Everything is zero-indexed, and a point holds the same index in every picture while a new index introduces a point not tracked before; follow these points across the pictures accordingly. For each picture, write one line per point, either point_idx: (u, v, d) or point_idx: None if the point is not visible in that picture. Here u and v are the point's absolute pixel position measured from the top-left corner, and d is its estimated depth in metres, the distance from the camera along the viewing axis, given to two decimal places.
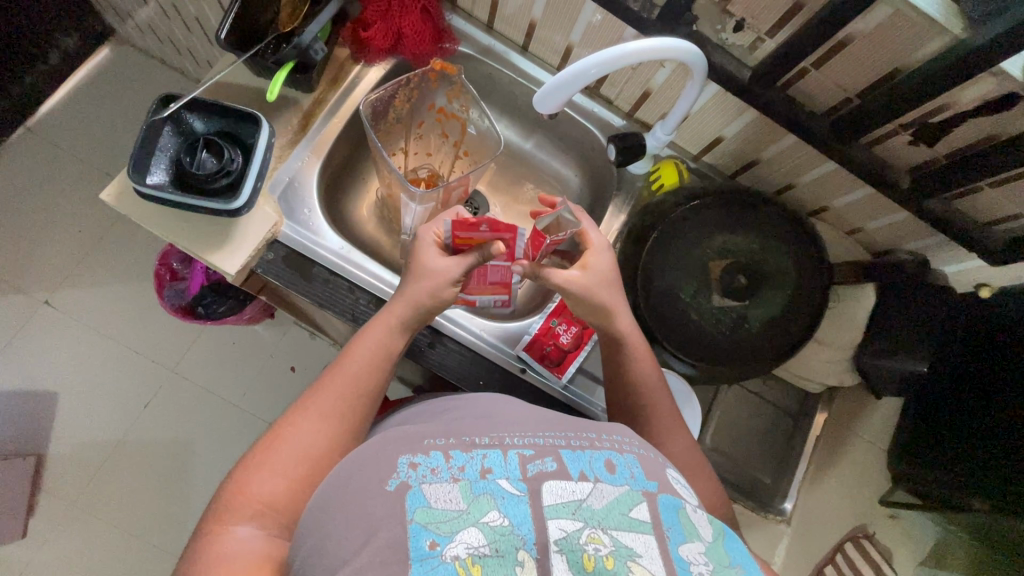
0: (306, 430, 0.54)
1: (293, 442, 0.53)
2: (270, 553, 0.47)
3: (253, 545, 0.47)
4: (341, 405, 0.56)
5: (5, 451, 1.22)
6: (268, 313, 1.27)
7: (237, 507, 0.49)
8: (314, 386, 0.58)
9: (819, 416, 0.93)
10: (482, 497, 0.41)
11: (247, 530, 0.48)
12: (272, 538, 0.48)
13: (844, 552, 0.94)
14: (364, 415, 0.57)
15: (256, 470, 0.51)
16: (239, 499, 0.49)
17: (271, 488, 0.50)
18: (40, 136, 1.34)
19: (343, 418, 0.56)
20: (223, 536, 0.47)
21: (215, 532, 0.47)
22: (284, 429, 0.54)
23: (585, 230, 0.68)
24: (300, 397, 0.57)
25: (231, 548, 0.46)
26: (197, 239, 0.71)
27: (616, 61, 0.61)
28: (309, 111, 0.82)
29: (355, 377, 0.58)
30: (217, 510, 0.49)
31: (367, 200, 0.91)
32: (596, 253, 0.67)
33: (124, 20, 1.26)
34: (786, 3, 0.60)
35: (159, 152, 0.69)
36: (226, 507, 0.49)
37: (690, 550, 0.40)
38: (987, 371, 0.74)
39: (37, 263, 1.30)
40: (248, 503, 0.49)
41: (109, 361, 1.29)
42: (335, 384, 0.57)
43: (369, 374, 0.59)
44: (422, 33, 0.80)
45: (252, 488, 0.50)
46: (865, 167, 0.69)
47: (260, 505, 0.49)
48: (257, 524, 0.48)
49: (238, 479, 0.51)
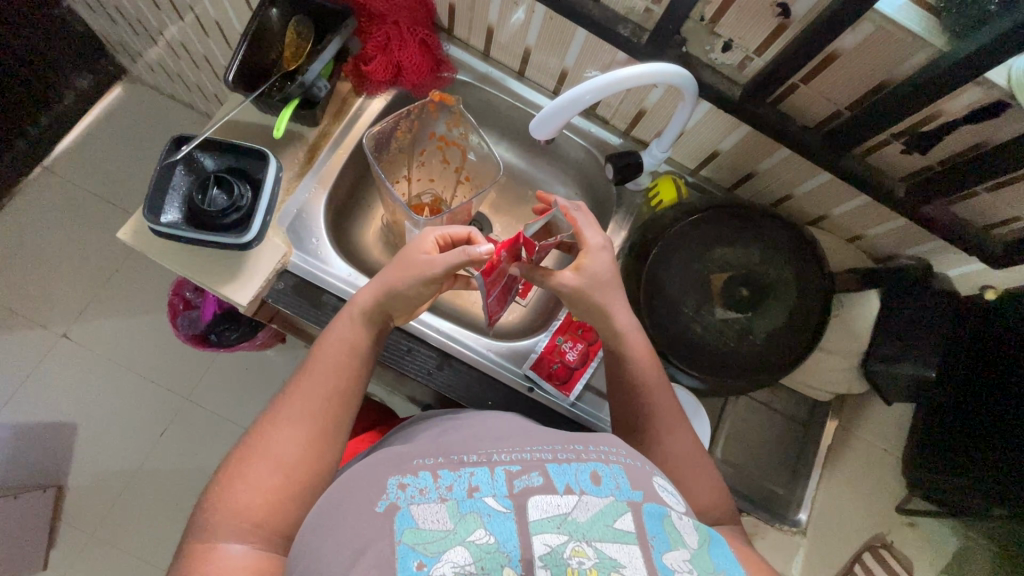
0: (279, 439, 0.54)
1: (279, 453, 0.53)
2: (260, 567, 0.48)
3: (247, 560, 0.48)
4: (313, 414, 0.56)
5: (26, 484, 1.24)
6: (280, 338, 1.30)
7: (221, 524, 0.49)
8: (282, 396, 0.58)
9: (829, 424, 0.93)
10: (469, 516, 0.42)
11: (238, 544, 0.48)
12: (267, 550, 0.49)
13: (862, 562, 0.92)
14: (343, 421, 0.58)
15: (239, 482, 0.51)
16: (225, 512, 0.49)
17: (266, 504, 0.50)
18: (55, 174, 1.39)
19: (316, 424, 0.56)
20: (210, 553, 0.47)
21: (203, 548, 0.48)
22: (266, 436, 0.54)
23: (580, 230, 0.68)
24: (269, 409, 0.57)
25: (224, 563, 0.47)
26: (208, 269, 0.73)
27: (607, 87, 0.63)
28: (315, 143, 0.84)
29: (336, 388, 0.58)
30: (205, 525, 0.49)
31: (373, 226, 0.94)
32: (594, 254, 0.67)
33: (135, 59, 1.31)
34: (772, 23, 0.61)
35: (172, 191, 0.72)
36: (210, 520, 0.49)
37: (675, 557, 0.41)
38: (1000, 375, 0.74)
39: (55, 298, 1.33)
40: (236, 517, 0.49)
41: (125, 391, 1.31)
42: (314, 391, 0.57)
43: (341, 382, 0.59)
44: (421, 64, 0.83)
45: (232, 503, 0.50)
46: (858, 175, 0.70)
47: (252, 519, 0.49)
48: (246, 538, 0.49)
49: (218, 493, 0.51)
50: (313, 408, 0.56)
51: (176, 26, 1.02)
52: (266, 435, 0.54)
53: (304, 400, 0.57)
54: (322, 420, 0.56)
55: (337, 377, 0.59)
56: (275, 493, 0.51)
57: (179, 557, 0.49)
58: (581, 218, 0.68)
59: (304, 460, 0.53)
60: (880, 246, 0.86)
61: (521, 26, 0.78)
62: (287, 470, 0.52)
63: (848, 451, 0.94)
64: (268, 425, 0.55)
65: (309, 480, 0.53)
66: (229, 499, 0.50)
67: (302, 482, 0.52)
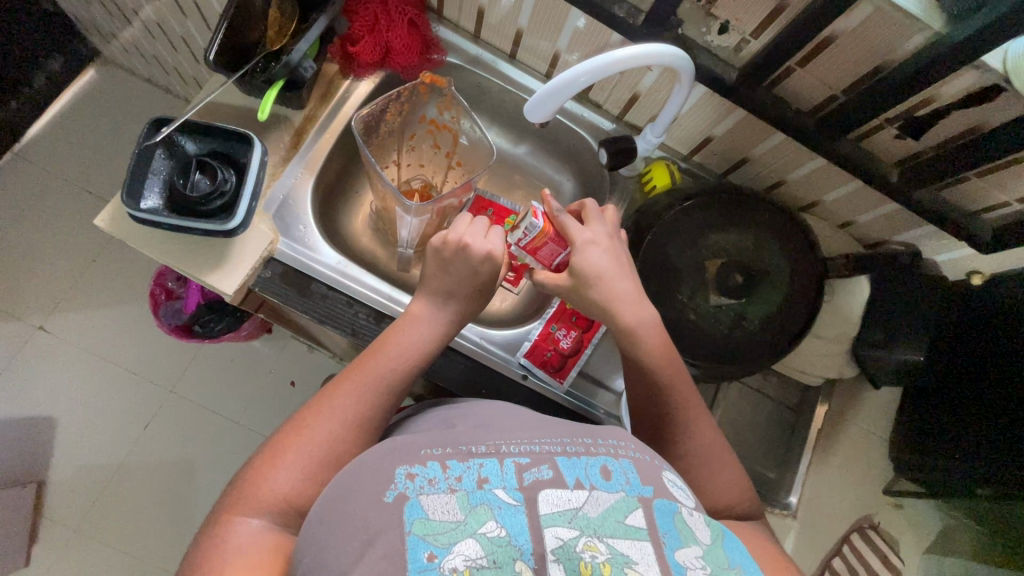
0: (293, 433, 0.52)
1: (309, 432, 0.52)
2: (279, 547, 0.47)
3: (259, 530, 0.47)
4: (355, 406, 0.55)
5: (6, 481, 1.21)
6: (266, 328, 1.27)
7: (250, 498, 0.49)
8: (322, 394, 0.56)
9: (819, 410, 0.95)
10: (479, 508, 0.41)
11: (256, 520, 0.48)
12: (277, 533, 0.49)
13: (851, 544, 0.93)
14: (375, 425, 0.55)
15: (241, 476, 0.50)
16: (249, 490, 0.49)
17: (283, 483, 0.49)
18: (28, 161, 1.34)
19: (346, 420, 0.54)
20: (234, 526, 0.47)
21: (221, 522, 0.48)
22: (301, 416, 0.54)
23: (567, 228, 0.65)
24: (310, 401, 0.55)
25: (241, 535, 0.46)
26: (192, 258, 0.71)
27: (604, 69, 0.61)
28: (301, 128, 0.82)
29: (380, 379, 0.57)
30: (233, 499, 0.49)
31: (362, 213, 0.92)
32: (582, 252, 0.65)
33: (110, 41, 1.26)
34: (769, 5, 0.60)
35: (152, 176, 0.69)
36: (235, 494, 0.49)
37: (687, 554, 0.41)
38: (984, 360, 0.75)
39: (30, 289, 1.29)
40: (262, 495, 0.49)
41: (106, 383, 1.28)
42: (364, 381, 0.56)
43: (388, 375, 0.57)
44: (411, 46, 0.81)
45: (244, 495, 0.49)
46: (853, 161, 0.70)
47: (269, 497, 0.49)
48: (264, 513, 0.48)
49: (254, 471, 0.50)
50: (354, 403, 0.54)
51: (153, 6, 0.98)
52: (303, 420, 0.53)
53: (354, 391, 0.55)
54: (359, 413, 0.55)
55: (385, 369, 0.57)
56: (288, 473, 0.50)
57: (200, 529, 0.49)
58: (568, 223, 0.65)
59: (317, 443, 0.52)
60: (870, 232, 0.86)
61: (513, 8, 0.76)
62: (305, 453, 0.51)
63: (837, 435, 0.95)
64: (312, 409, 0.54)
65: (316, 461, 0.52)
66: (254, 476, 0.50)
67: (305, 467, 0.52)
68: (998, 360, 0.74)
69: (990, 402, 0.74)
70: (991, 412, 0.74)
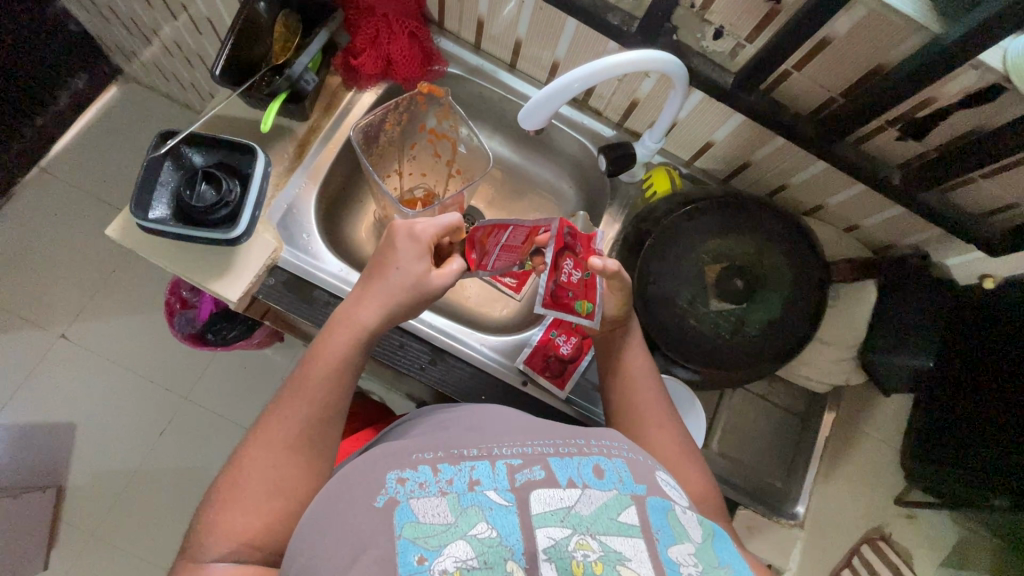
0: (285, 440, 0.53)
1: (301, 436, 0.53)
2: None
3: (253, 523, 0.49)
4: (324, 403, 0.56)
5: (27, 485, 1.24)
6: (278, 337, 1.30)
7: (224, 529, 0.48)
8: (286, 387, 0.57)
9: (826, 416, 0.90)
10: (470, 509, 0.41)
11: (222, 562, 0.47)
12: (273, 527, 0.50)
13: (861, 555, 0.92)
14: None
15: (233, 484, 0.50)
16: (246, 486, 0.50)
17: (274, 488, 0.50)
18: (52, 176, 1.38)
19: (312, 422, 0.55)
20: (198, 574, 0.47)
21: (221, 514, 0.49)
22: (290, 412, 0.55)
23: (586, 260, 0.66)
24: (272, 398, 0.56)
25: (237, 526, 0.49)
26: (194, 266, 0.73)
27: (595, 75, 0.62)
28: (305, 139, 0.84)
29: (342, 374, 0.57)
30: (223, 503, 0.50)
31: (366, 221, 0.93)
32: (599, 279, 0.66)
33: (130, 59, 1.30)
34: (763, 10, 0.61)
35: (160, 187, 0.71)
36: (231, 485, 0.50)
37: (680, 551, 0.40)
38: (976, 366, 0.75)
39: (51, 299, 1.33)
40: (244, 509, 0.49)
41: (124, 391, 1.31)
42: (329, 375, 0.57)
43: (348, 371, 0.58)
44: (410, 58, 0.82)
45: (235, 499, 0.50)
46: (857, 164, 0.69)
47: (260, 503, 0.50)
48: (236, 553, 0.48)
49: (244, 476, 0.51)
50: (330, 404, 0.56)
51: (170, 25, 1.01)
52: (281, 402, 0.55)
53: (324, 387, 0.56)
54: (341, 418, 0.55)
55: (354, 356, 0.59)
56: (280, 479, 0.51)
57: (192, 536, 0.50)
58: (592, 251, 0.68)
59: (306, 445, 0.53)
60: (876, 236, 0.85)
61: (512, 18, 0.78)
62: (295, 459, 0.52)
63: (850, 443, 0.93)
64: (297, 408, 0.55)
65: (312, 458, 0.53)
66: (250, 469, 0.51)
67: (303, 460, 0.53)
68: (993, 342, 0.73)
69: (998, 412, 0.73)
70: (1000, 419, 0.73)
